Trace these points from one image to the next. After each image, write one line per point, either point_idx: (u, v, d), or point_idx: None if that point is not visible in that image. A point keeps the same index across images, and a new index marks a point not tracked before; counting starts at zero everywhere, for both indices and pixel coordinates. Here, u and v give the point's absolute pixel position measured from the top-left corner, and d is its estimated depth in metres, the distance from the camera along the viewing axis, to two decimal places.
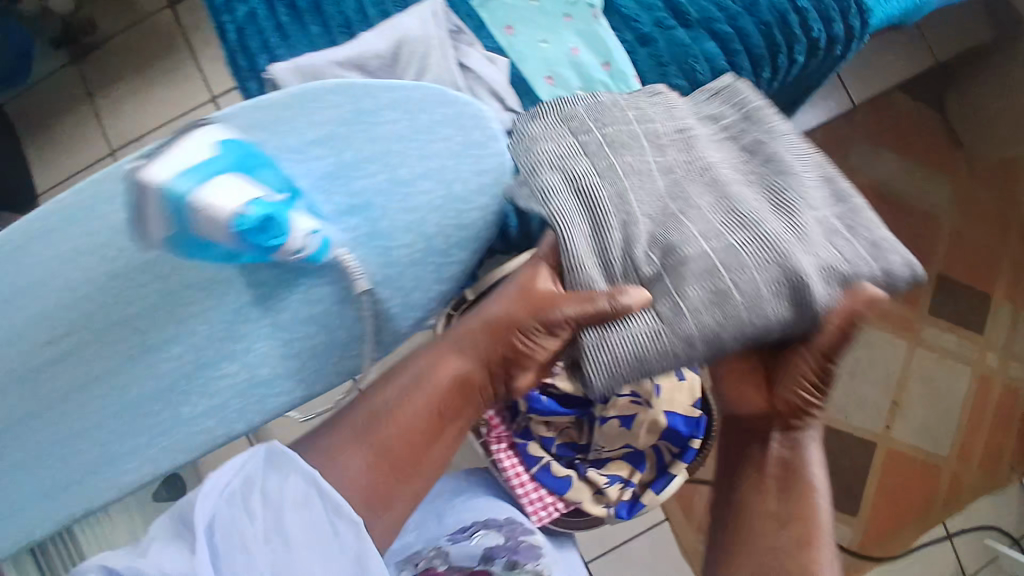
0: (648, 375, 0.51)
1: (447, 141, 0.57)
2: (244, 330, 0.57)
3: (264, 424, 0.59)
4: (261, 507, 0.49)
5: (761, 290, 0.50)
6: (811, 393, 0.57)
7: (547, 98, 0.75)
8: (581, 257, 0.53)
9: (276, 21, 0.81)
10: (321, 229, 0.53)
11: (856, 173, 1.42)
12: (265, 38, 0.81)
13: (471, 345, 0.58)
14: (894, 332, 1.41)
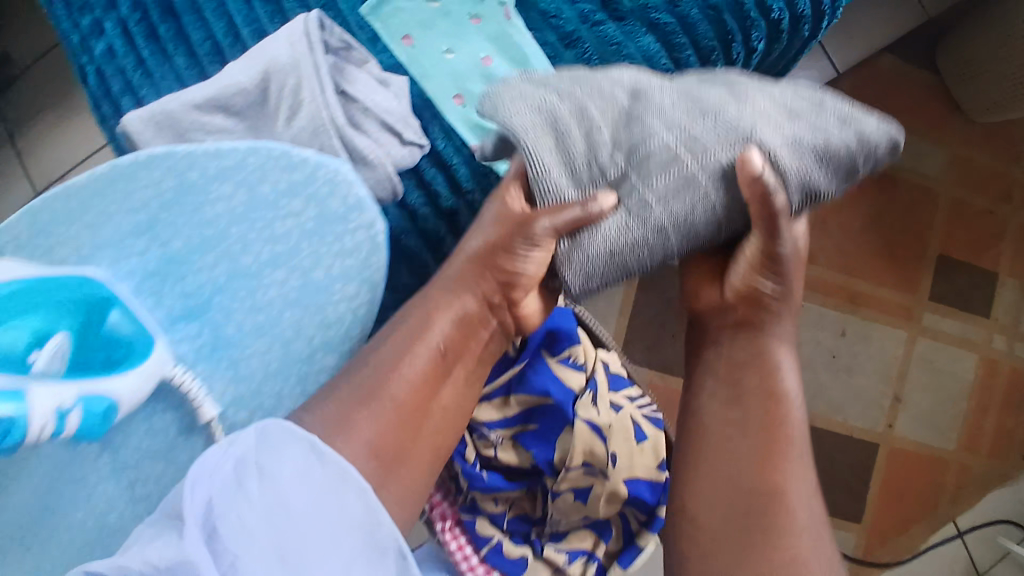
0: (627, 270, 0.48)
1: (297, 216, 0.48)
2: (85, 471, 0.47)
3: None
4: (256, 485, 0.38)
5: (727, 167, 0.45)
6: (771, 275, 0.49)
7: (456, 123, 0.62)
8: (545, 170, 0.47)
9: (138, 57, 0.69)
10: (105, 389, 0.40)
11: None
12: (127, 77, 0.69)
13: (463, 278, 0.50)
14: (892, 321, 1.29)
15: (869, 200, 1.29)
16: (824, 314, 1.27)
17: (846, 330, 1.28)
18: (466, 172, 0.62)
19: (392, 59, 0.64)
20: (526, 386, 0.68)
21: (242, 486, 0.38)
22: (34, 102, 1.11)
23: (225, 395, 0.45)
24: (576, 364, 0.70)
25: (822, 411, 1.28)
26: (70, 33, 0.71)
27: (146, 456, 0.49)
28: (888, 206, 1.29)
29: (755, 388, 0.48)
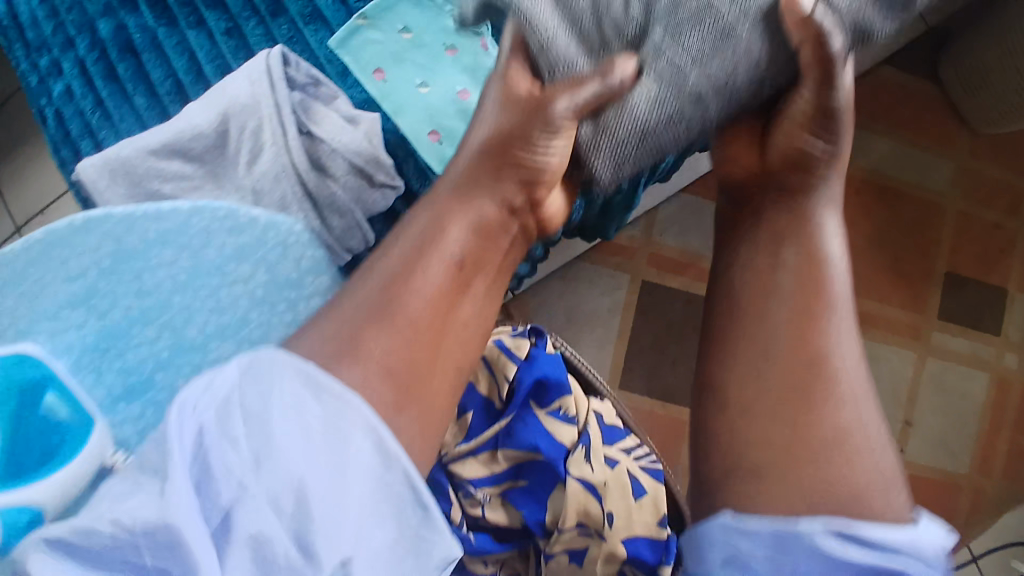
0: (659, 144, 0.48)
1: (246, 282, 0.44)
2: None
3: None
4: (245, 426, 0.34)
5: (749, 22, 0.46)
6: (817, 135, 0.47)
7: (434, 162, 0.58)
8: (555, 39, 0.47)
9: (97, 98, 0.65)
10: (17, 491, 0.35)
11: None
12: (86, 119, 0.65)
13: (476, 183, 0.47)
14: (899, 340, 1.24)
15: (872, 215, 1.25)
16: None
17: None
18: None
19: (363, 95, 0.61)
20: (515, 440, 0.65)
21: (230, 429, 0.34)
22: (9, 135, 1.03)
23: None
24: (568, 416, 0.67)
25: None
26: (30, 75, 0.69)
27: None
28: (891, 222, 1.25)
29: (793, 266, 0.45)
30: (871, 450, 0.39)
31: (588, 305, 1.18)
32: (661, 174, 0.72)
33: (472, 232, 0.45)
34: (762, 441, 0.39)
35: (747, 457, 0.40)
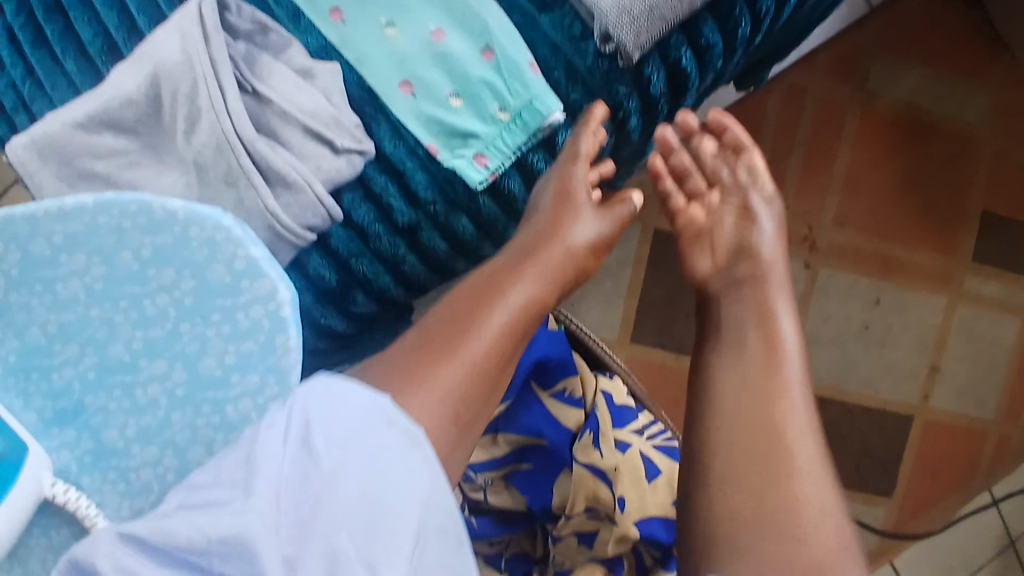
0: (670, 18, 0.50)
1: (171, 290, 0.34)
2: None
3: None
4: (329, 444, 0.30)
5: None
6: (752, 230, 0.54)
7: (409, 122, 0.51)
8: None
9: (28, 67, 0.56)
10: None
11: (877, 97, 1.12)
12: (19, 92, 0.56)
13: (535, 247, 0.48)
14: (929, 287, 1.16)
15: (905, 155, 1.13)
16: (855, 282, 1.14)
17: (880, 299, 1.15)
18: (423, 180, 0.51)
19: (320, 41, 0.51)
20: (515, 425, 0.60)
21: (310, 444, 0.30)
22: None
23: (121, 513, 0.33)
24: (574, 398, 0.61)
25: (851, 386, 1.17)
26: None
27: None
28: (924, 160, 1.13)
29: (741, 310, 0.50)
30: (832, 525, 0.41)
31: None
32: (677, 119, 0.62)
33: (527, 305, 0.45)
34: (733, 519, 0.41)
35: (716, 517, 0.42)
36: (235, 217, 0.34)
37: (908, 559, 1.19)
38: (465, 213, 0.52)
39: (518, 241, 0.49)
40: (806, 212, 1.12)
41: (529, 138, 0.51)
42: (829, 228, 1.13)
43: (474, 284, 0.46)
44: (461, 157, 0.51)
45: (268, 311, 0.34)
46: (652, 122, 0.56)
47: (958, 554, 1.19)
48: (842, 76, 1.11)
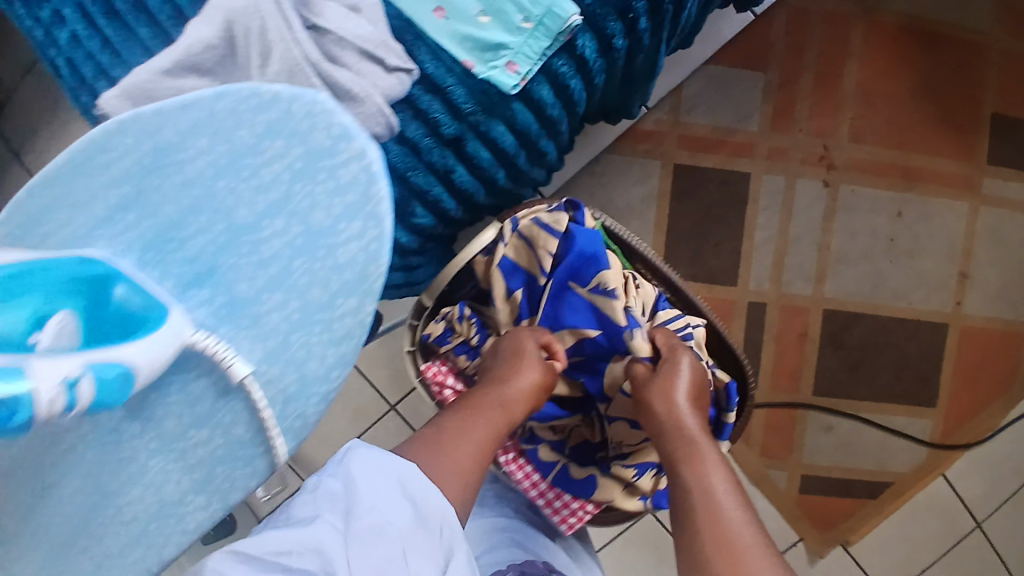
0: None
1: (284, 158, 0.40)
2: (128, 450, 0.44)
3: (193, 546, 0.46)
4: (365, 491, 0.46)
5: None
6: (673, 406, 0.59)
7: (446, 41, 0.58)
8: None
9: (102, 37, 0.64)
10: (110, 356, 0.36)
11: (877, 11, 1.15)
12: (97, 60, 0.64)
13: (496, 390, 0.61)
14: (950, 194, 1.17)
15: (914, 65, 1.15)
16: (877, 197, 1.17)
17: (902, 212, 1.18)
18: (465, 93, 0.58)
19: None
20: (562, 321, 0.68)
21: (358, 497, 0.46)
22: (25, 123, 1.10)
23: (255, 355, 0.41)
24: (608, 290, 0.65)
25: (883, 300, 1.20)
26: (32, 28, 0.66)
27: (189, 426, 0.44)
28: (933, 68, 1.15)
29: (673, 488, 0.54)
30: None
31: (620, 198, 1.16)
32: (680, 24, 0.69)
33: (492, 432, 0.57)
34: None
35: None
36: (330, 96, 0.41)
37: (960, 467, 1.25)
38: (502, 121, 0.60)
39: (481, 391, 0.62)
40: (820, 133, 1.16)
41: (553, 42, 0.57)
42: (845, 146, 1.16)
43: (447, 418, 0.58)
44: (496, 66, 0.57)
45: (365, 168, 0.40)
46: (660, 23, 0.63)
47: (1015, 461, 1.25)
48: None
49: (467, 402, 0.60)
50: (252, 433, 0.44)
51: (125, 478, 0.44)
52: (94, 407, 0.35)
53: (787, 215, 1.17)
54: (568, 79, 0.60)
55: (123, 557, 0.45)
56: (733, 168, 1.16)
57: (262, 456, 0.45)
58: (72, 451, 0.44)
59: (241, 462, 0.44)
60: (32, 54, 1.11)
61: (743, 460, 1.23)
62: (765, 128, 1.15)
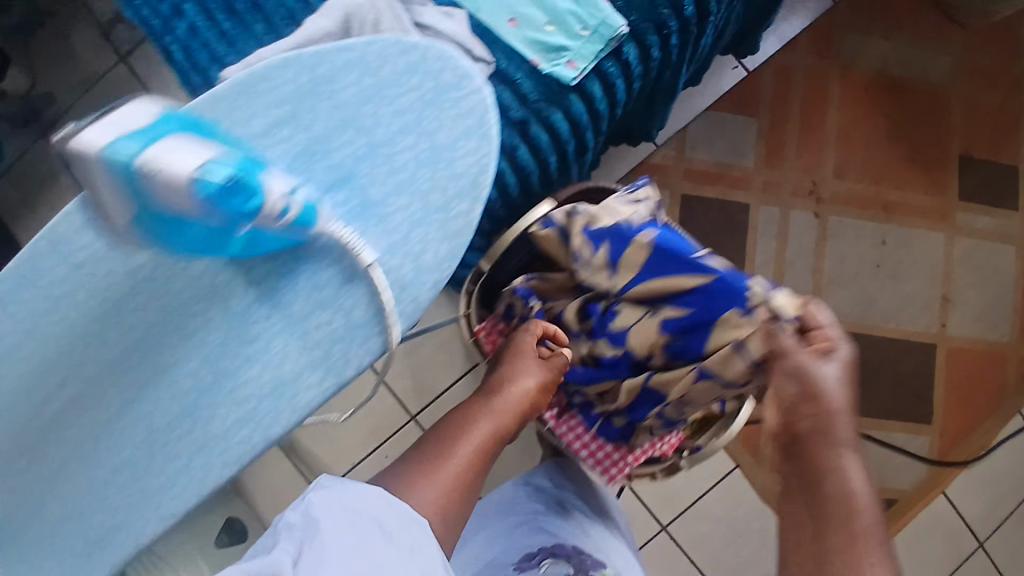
0: None
1: (417, 91, 0.52)
2: (256, 330, 0.52)
3: (302, 424, 0.53)
4: (333, 519, 0.50)
5: None
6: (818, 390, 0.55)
7: (518, 44, 0.72)
8: None
9: (220, 31, 0.77)
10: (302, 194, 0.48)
11: (853, 66, 1.32)
12: (212, 49, 0.77)
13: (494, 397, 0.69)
14: (927, 225, 1.32)
15: (886, 113, 1.32)
16: (862, 226, 1.31)
17: (886, 240, 1.31)
18: (533, 85, 0.73)
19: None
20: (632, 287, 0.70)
21: (321, 525, 0.49)
22: None
23: (381, 245, 0.51)
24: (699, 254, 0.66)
25: (876, 320, 1.31)
26: (150, 17, 0.78)
27: (313, 310, 0.52)
28: (903, 116, 1.32)
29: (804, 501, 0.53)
30: None
31: None
32: (703, 40, 0.84)
33: (488, 437, 0.67)
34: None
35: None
36: (456, 50, 0.53)
37: (959, 485, 1.31)
38: (559, 109, 0.74)
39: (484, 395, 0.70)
40: (807, 169, 1.31)
41: (604, 47, 0.72)
42: (831, 181, 1.31)
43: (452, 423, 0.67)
44: (558, 64, 0.72)
45: (480, 102, 0.53)
46: (687, 40, 0.78)
47: (1010, 478, 1.32)
48: (822, 53, 1.32)
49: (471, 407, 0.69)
50: (369, 316, 0.51)
51: (244, 358, 0.52)
52: (293, 226, 0.47)
53: (783, 240, 1.30)
54: (614, 78, 0.74)
55: (237, 429, 0.52)
56: (733, 199, 1.29)
57: (375, 337, 0.52)
58: (211, 324, 0.52)
59: (357, 339, 0.52)
60: (101, 73, 1.37)
61: (757, 480, 1.29)
62: (760, 164, 1.30)
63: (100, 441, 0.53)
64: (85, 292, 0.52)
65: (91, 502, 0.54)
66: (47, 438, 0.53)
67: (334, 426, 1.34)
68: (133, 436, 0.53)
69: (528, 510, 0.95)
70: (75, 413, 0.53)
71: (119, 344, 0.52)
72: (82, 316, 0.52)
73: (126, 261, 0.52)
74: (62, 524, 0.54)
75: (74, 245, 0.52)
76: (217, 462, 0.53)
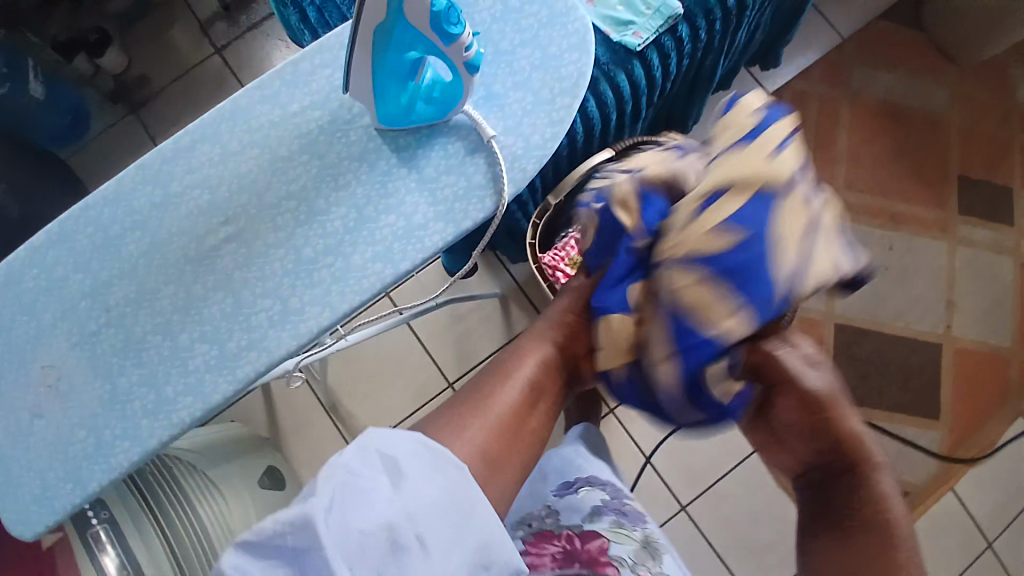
0: None
1: (535, 16, 0.67)
2: (394, 186, 0.65)
3: (424, 264, 0.64)
4: (380, 465, 0.41)
5: None
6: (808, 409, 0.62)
7: (594, 18, 0.89)
8: None
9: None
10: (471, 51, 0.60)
11: (862, 93, 1.50)
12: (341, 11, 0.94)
13: (540, 336, 0.66)
14: (931, 235, 1.46)
15: (890, 135, 1.49)
16: (871, 233, 1.45)
17: (894, 245, 1.45)
18: (604, 51, 0.88)
19: None
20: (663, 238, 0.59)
21: (370, 477, 0.40)
22: (171, 114, 1.52)
23: (499, 127, 0.65)
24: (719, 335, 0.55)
25: (886, 318, 1.42)
26: None
27: (442, 174, 0.65)
28: (906, 139, 1.49)
29: (820, 509, 0.61)
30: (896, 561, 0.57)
31: None
32: (740, 36, 1.00)
33: (532, 373, 0.63)
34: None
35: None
36: None
37: (968, 481, 1.38)
38: (624, 71, 0.88)
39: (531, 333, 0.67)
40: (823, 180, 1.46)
41: (663, 23, 0.87)
42: (843, 191, 1.46)
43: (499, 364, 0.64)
44: (626, 35, 0.88)
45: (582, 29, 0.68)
46: (727, 29, 0.94)
47: (1017, 477, 1.40)
48: (835, 82, 1.50)
49: (519, 345, 0.66)
50: (486, 181, 0.64)
51: (384, 207, 0.64)
52: (468, 69, 0.58)
53: None
54: (669, 49, 0.89)
55: (370, 264, 0.64)
56: None
57: (488, 199, 0.64)
58: (358, 181, 0.65)
59: (475, 199, 0.64)
60: (192, 63, 1.54)
61: None
62: None
63: (242, 271, 0.64)
64: (258, 149, 0.66)
65: (228, 322, 0.64)
66: (206, 266, 0.65)
67: (376, 390, 1.42)
68: (276, 267, 0.64)
69: (548, 450, 0.89)
70: (231, 245, 0.65)
71: (278, 191, 0.65)
72: (252, 167, 0.65)
73: (295, 129, 0.66)
74: (203, 342, 0.64)
75: (252, 114, 0.66)
76: (349, 290, 0.63)
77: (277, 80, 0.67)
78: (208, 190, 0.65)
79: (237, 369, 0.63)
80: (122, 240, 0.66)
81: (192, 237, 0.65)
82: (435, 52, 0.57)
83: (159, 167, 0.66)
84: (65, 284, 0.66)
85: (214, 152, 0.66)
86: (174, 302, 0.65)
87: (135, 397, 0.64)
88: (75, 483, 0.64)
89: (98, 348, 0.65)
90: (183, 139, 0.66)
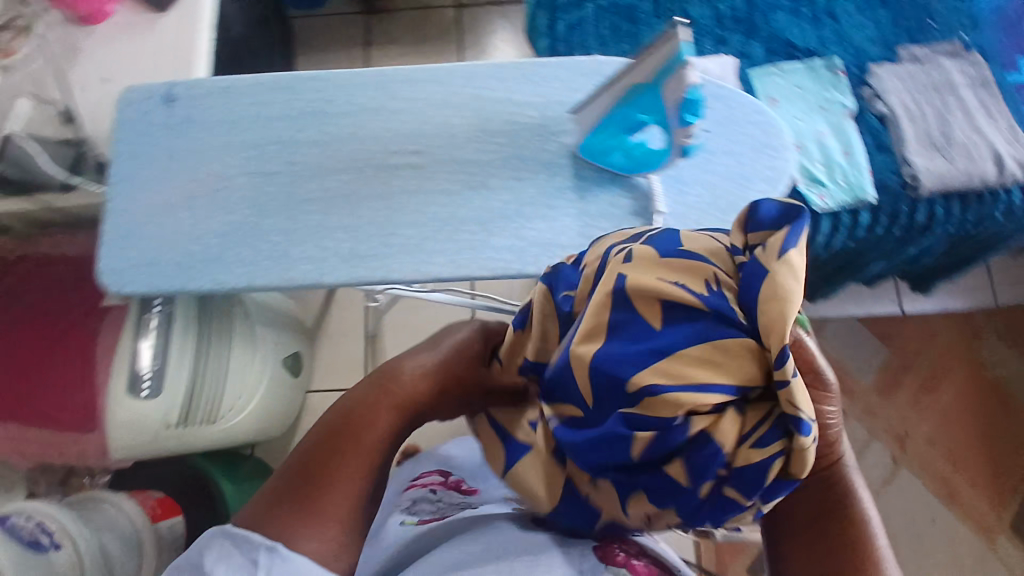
0: (954, 194, 0.95)
1: (750, 137, 0.73)
2: (557, 203, 0.72)
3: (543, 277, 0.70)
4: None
5: (990, 157, 0.96)
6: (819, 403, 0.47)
7: None
8: (903, 135, 0.96)
9: (599, 35, 1.03)
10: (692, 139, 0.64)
11: (983, 364, 1.47)
12: (588, 40, 1.03)
13: (396, 395, 0.51)
14: (979, 534, 1.36)
15: (988, 416, 1.44)
16: (922, 494, 1.38)
17: (939, 520, 1.37)
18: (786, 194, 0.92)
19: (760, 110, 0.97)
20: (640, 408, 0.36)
21: None
22: (390, 34, 1.67)
23: (668, 206, 0.71)
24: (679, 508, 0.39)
25: None
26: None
27: (601, 217, 0.71)
28: (1002, 430, 1.44)
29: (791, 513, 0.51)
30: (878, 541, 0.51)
31: None
32: (912, 251, 1.02)
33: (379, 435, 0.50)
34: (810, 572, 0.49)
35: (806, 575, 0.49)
36: (786, 132, 0.74)
37: None
38: None
39: (389, 379, 0.53)
40: (904, 417, 1.42)
41: (850, 200, 0.92)
42: (917, 439, 1.41)
43: (345, 413, 0.51)
44: (813, 192, 0.92)
45: (784, 169, 0.73)
46: (902, 238, 0.97)
47: None
48: (962, 339, 1.48)
49: (373, 386, 0.52)
50: None
51: (540, 215, 0.71)
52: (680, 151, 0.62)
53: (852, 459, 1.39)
54: (842, 224, 0.93)
55: (504, 253, 0.70)
56: None
57: None
58: (534, 185, 0.72)
59: None
60: (431, 5, 1.69)
61: None
62: (869, 387, 1.43)
63: (406, 197, 0.73)
64: (473, 114, 0.75)
65: (371, 227, 0.72)
66: (381, 176, 0.74)
67: None
68: (430, 208, 0.72)
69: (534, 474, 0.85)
70: (409, 172, 0.74)
71: (469, 154, 0.74)
72: (460, 125, 0.75)
73: (509, 115, 0.75)
74: (343, 231, 0.72)
75: (485, 85, 0.76)
76: (475, 262, 0.70)
77: (519, 71, 0.76)
78: (418, 122, 0.75)
79: (350, 269, 0.71)
80: (331, 120, 0.76)
81: (384, 149, 0.75)
82: (664, 125, 0.60)
83: (392, 82, 0.76)
84: (266, 125, 0.76)
85: (439, 97, 0.76)
86: (340, 187, 0.74)
87: (270, 238, 0.73)
88: (171, 275, 0.72)
89: (261, 185, 0.74)
90: (422, 74, 0.77)
